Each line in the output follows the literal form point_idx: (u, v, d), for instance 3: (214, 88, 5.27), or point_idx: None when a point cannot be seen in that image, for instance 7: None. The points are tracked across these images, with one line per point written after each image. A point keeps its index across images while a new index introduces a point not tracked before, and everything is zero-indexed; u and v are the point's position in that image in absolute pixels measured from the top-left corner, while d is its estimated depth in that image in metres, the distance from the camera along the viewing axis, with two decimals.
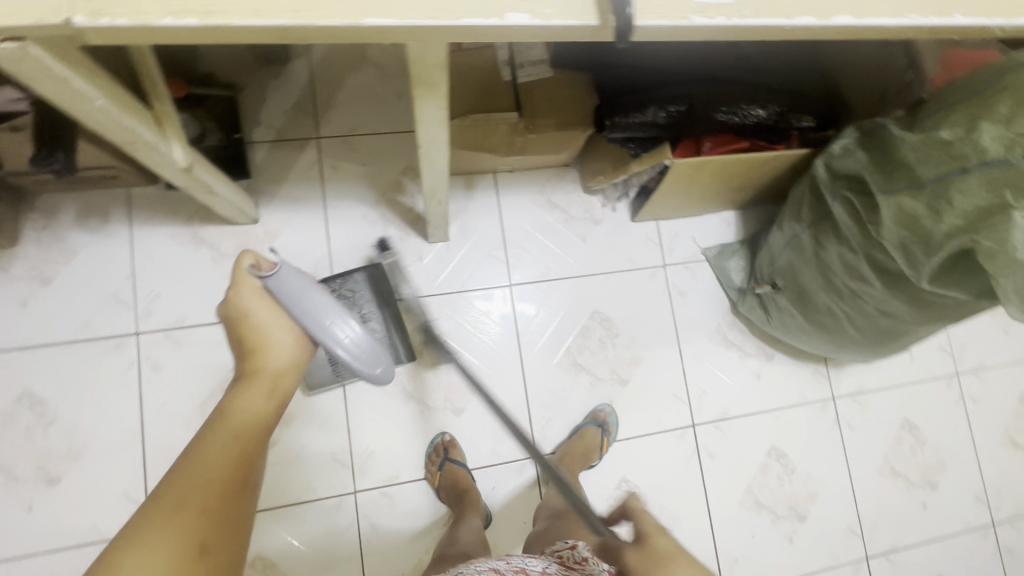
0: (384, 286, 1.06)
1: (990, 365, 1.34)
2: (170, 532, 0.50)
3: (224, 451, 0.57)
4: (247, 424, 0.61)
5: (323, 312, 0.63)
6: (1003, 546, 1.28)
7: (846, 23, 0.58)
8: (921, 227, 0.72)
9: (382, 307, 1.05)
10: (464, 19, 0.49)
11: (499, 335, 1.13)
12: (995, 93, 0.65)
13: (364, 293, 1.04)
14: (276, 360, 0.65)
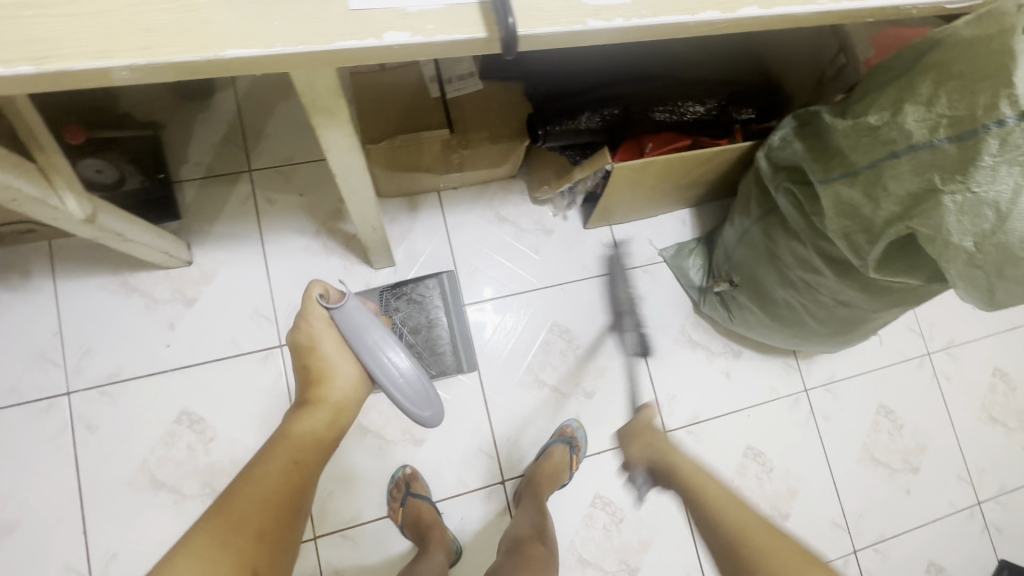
0: (452, 294, 1.08)
1: (960, 341, 1.32)
2: (233, 534, 0.54)
3: (287, 469, 0.63)
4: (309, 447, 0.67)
5: (378, 345, 0.66)
6: (991, 524, 1.26)
7: (752, 15, 0.56)
8: (858, 215, 0.70)
9: (448, 314, 1.07)
10: (338, 43, 0.46)
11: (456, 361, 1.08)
12: (918, 75, 0.63)
13: (434, 300, 1.06)
14: (340, 388, 0.72)
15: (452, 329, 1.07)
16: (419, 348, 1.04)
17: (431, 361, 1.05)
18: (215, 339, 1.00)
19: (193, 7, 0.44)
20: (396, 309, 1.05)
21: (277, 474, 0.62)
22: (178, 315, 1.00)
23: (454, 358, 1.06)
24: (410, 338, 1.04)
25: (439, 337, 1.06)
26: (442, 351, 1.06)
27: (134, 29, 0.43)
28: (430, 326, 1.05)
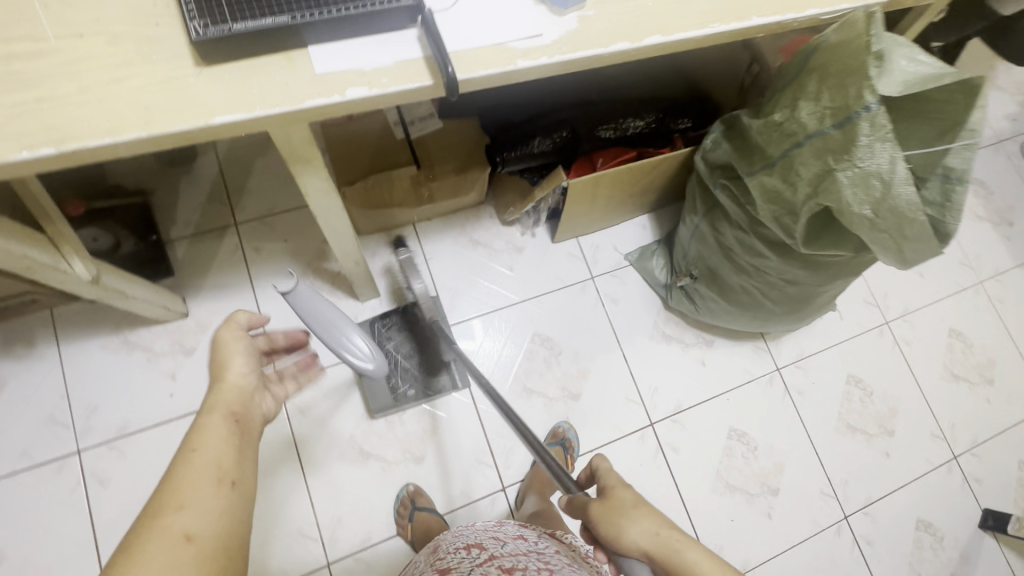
0: (438, 318, 1.16)
1: (914, 308, 1.42)
2: (159, 542, 0.47)
3: (193, 455, 0.55)
4: (214, 426, 0.58)
5: (340, 328, 0.74)
6: (970, 476, 1.32)
7: (657, 42, 0.66)
8: (780, 199, 0.79)
9: (437, 337, 1.14)
10: (307, 102, 0.55)
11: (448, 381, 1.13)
12: (806, 76, 0.74)
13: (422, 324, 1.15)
14: (231, 381, 0.64)
15: (444, 349, 1.14)
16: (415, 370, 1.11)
17: (427, 382, 1.11)
18: None
19: (184, 85, 0.53)
20: (390, 336, 1.13)
21: (187, 468, 0.53)
22: (179, 365, 1.05)
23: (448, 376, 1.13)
24: (406, 362, 1.12)
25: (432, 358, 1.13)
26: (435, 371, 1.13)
27: (136, 108, 0.52)
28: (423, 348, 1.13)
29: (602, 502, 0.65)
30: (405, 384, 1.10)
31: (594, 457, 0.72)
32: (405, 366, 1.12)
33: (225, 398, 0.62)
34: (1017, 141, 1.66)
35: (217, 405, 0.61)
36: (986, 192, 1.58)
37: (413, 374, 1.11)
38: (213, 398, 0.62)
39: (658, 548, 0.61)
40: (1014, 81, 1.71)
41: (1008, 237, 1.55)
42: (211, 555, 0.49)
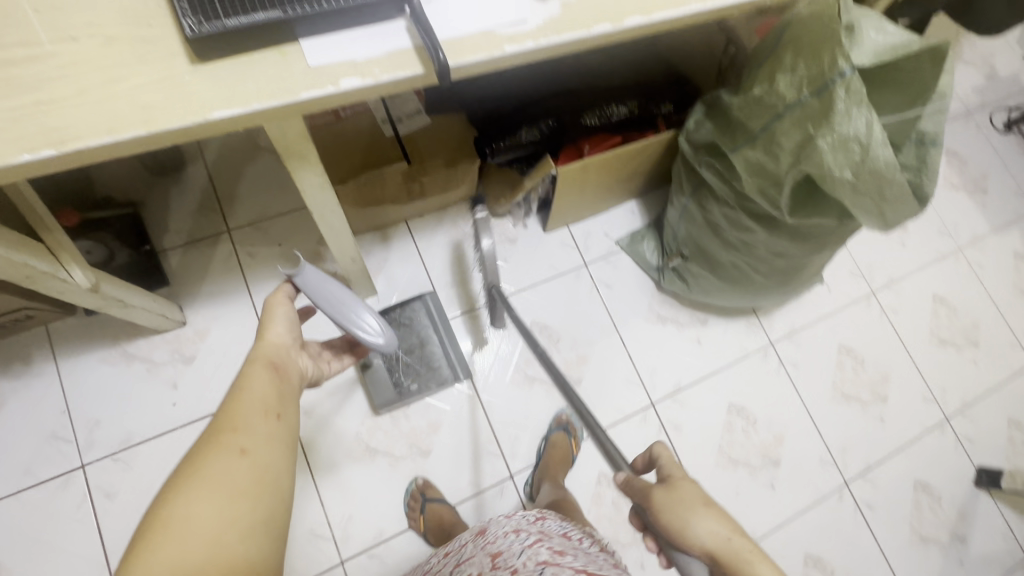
0: (438, 313, 1.18)
1: (899, 277, 1.46)
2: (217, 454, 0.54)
3: (243, 392, 0.61)
4: (260, 369, 0.64)
5: (341, 299, 0.73)
6: (962, 437, 1.36)
7: (638, 23, 0.68)
8: (764, 171, 0.82)
9: (437, 331, 1.17)
10: (303, 94, 0.56)
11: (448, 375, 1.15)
12: (782, 50, 0.77)
13: (421, 319, 1.17)
14: (272, 337, 0.68)
15: (442, 343, 1.16)
16: (416, 365, 1.14)
17: (429, 376, 1.14)
18: (218, 390, 1.05)
19: (180, 83, 0.54)
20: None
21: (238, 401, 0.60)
22: (179, 374, 1.05)
23: (450, 369, 1.15)
24: (406, 357, 1.14)
25: (431, 353, 1.16)
26: (437, 365, 1.15)
27: (134, 107, 0.52)
28: (422, 344, 1.15)
29: (665, 491, 0.61)
30: (407, 379, 1.13)
31: (657, 443, 0.68)
32: (406, 361, 1.14)
33: (268, 348, 0.67)
34: (986, 111, 1.72)
35: (259, 355, 0.66)
36: (959, 162, 1.64)
37: (416, 370, 1.13)
38: (258, 348, 0.67)
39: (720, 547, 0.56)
40: (978, 55, 1.77)
41: (983, 204, 1.60)
42: (261, 468, 0.55)
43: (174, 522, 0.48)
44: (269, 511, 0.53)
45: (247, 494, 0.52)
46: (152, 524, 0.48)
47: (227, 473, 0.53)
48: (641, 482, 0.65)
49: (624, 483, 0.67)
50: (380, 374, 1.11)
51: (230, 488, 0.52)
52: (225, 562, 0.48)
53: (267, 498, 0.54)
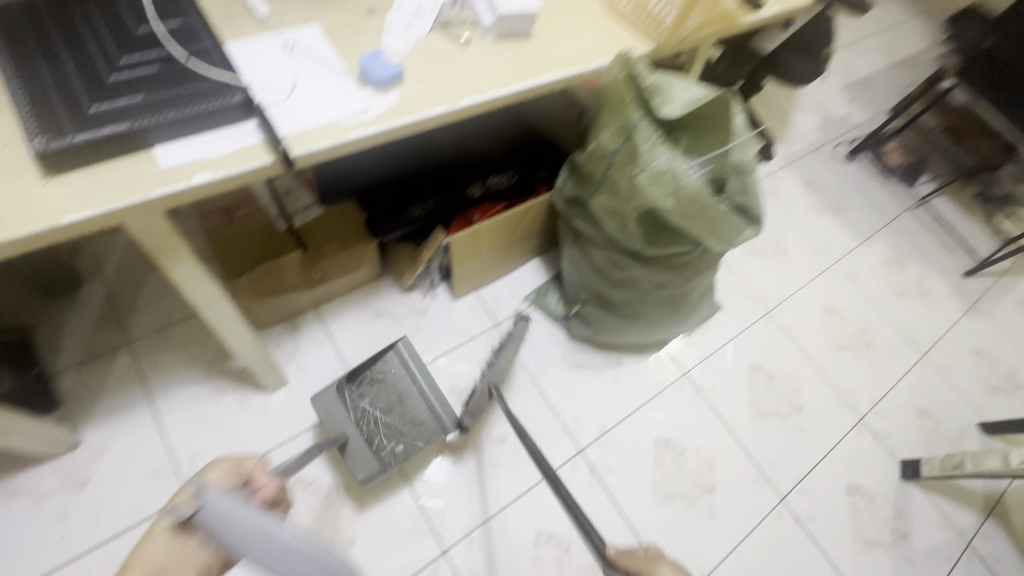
0: (414, 361, 1.09)
1: (788, 295, 1.60)
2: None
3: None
4: None
5: (227, 513, 0.50)
6: (880, 434, 1.43)
7: (470, 103, 0.80)
8: (620, 210, 0.93)
9: (416, 382, 1.08)
10: (155, 192, 0.61)
11: (425, 428, 1.08)
12: (600, 113, 0.91)
13: (397, 374, 1.09)
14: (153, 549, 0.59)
15: (421, 394, 1.09)
16: (398, 423, 1.08)
17: (415, 434, 1.07)
18: (116, 515, 0.98)
19: (31, 195, 0.58)
20: (362, 395, 1.08)
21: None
22: (71, 501, 0.98)
23: (435, 424, 1.08)
24: (385, 417, 1.07)
25: (412, 406, 1.09)
26: (420, 420, 1.08)
27: None
28: (402, 398, 1.09)
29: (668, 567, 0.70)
30: (390, 442, 1.06)
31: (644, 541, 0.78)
32: (387, 421, 1.07)
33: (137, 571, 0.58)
34: (830, 146, 2.00)
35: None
36: (818, 190, 1.87)
37: (399, 429, 1.07)
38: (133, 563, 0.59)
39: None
40: (812, 103, 2.10)
41: (846, 222, 1.82)
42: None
43: None
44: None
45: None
46: None
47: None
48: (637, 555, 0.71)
49: (616, 553, 0.71)
50: (357, 443, 1.05)
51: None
52: None
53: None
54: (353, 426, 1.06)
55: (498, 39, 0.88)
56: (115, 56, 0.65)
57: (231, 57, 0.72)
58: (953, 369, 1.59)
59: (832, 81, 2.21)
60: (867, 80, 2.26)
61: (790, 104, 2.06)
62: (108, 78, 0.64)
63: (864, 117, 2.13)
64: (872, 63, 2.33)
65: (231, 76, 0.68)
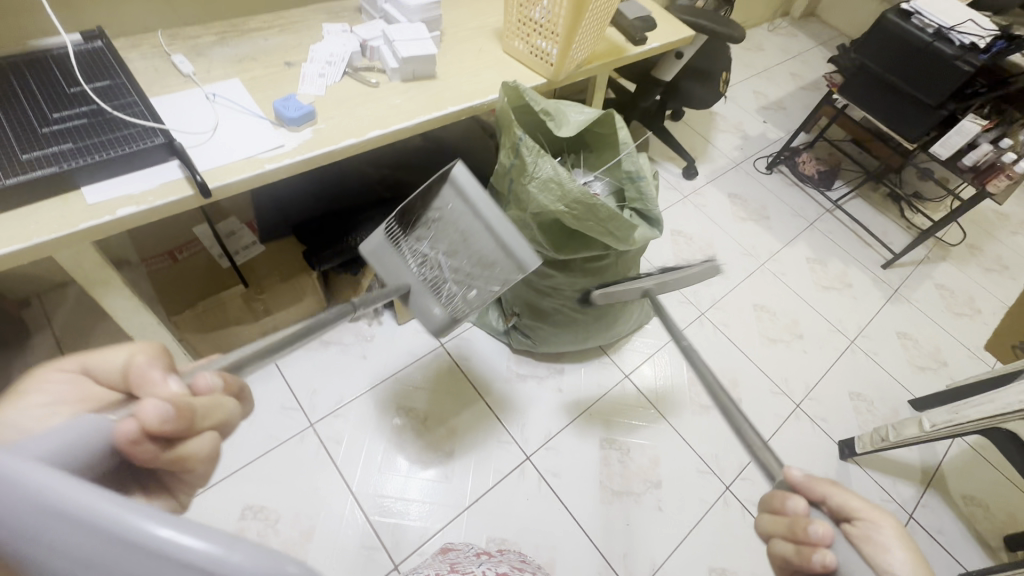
0: (470, 190, 0.83)
1: (720, 297, 1.71)
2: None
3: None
4: None
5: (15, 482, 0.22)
6: (816, 418, 1.50)
7: (378, 134, 0.90)
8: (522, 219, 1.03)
9: (477, 216, 0.84)
10: (81, 225, 0.68)
11: (499, 269, 0.84)
12: (499, 136, 1.03)
13: (454, 209, 0.86)
14: None
15: (488, 228, 0.83)
16: (467, 266, 0.87)
17: (490, 275, 0.85)
18: None
19: None
20: (421, 240, 0.90)
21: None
22: None
23: (509, 260, 0.83)
24: (450, 260, 0.88)
25: (480, 245, 0.85)
26: (489, 261, 0.85)
27: None
28: (466, 237, 0.86)
29: (894, 527, 0.56)
30: (460, 288, 0.87)
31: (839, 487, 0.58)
32: (455, 266, 0.87)
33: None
34: (749, 161, 2.18)
35: None
36: (741, 200, 2.02)
37: (469, 274, 0.87)
38: None
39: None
40: (730, 125, 2.30)
41: (770, 227, 1.96)
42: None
43: None
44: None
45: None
46: None
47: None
48: (844, 492, 0.57)
49: (803, 480, 0.59)
50: (416, 292, 0.84)
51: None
52: None
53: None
54: (415, 271, 0.86)
55: (405, 80, 1.00)
56: (48, 112, 0.74)
57: (155, 108, 0.81)
58: (881, 353, 1.69)
59: (747, 105, 2.42)
60: (779, 102, 2.48)
61: (709, 128, 2.26)
62: (40, 130, 0.72)
63: (779, 134, 2.33)
64: (782, 87, 2.57)
65: (152, 122, 0.76)
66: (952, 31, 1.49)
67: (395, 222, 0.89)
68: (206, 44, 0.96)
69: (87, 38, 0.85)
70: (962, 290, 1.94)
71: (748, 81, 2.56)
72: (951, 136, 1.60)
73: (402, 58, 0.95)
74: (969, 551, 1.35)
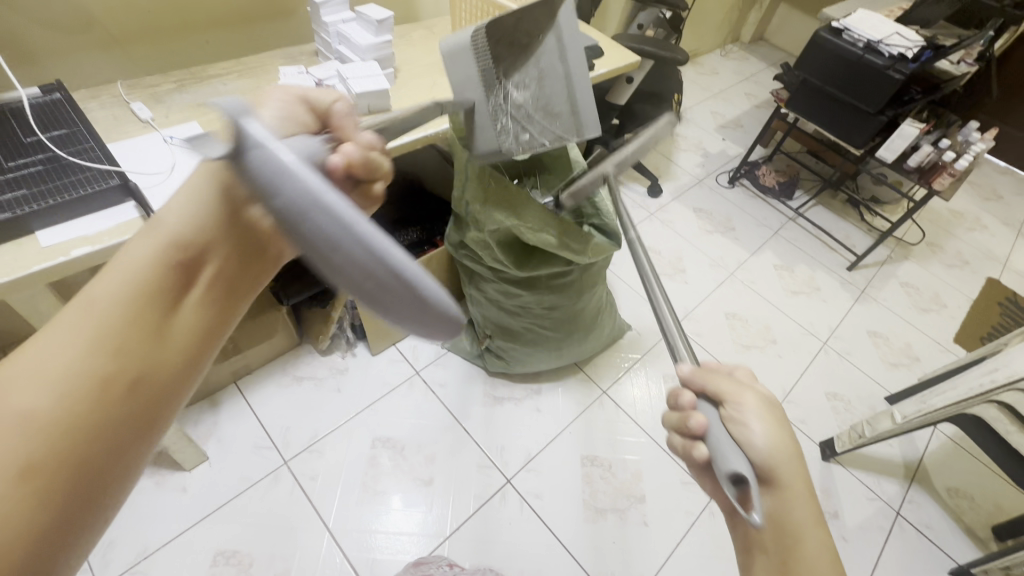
0: (564, 44, 0.82)
1: (692, 308, 1.74)
2: (53, 385, 0.38)
3: (124, 268, 0.45)
4: (141, 250, 0.46)
5: None
6: (795, 420, 1.51)
7: None
8: (467, 176, 0.99)
9: (561, 63, 0.83)
10: (34, 267, 0.69)
11: (553, 122, 0.86)
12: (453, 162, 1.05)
13: (546, 44, 0.83)
14: (189, 206, 0.48)
15: (569, 80, 0.84)
16: (530, 107, 0.84)
17: (550, 124, 0.85)
18: None
19: None
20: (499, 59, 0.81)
21: (85, 303, 0.43)
22: None
23: (573, 120, 0.86)
24: (519, 94, 0.83)
25: (552, 91, 0.84)
26: (553, 111, 0.85)
27: None
28: (542, 77, 0.83)
29: (758, 402, 0.56)
30: (517, 123, 0.83)
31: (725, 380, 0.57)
32: (518, 101, 0.83)
33: (175, 208, 0.48)
34: (711, 176, 2.26)
35: (169, 225, 0.47)
36: (705, 214, 2.09)
37: (531, 113, 0.84)
38: (171, 217, 0.48)
39: (787, 493, 0.55)
40: (691, 144, 2.40)
41: (736, 238, 2.02)
42: (66, 422, 0.38)
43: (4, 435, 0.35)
44: (55, 573, 0.36)
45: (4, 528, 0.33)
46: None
47: (61, 389, 0.38)
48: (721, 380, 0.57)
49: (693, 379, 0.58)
50: (480, 110, 0.79)
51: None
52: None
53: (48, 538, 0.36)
54: (486, 95, 0.79)
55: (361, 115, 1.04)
56: (4, 161, 0.76)
57: (112, 152, 0.84)
58: (854, 353, 1.72)
59: (706, 125, 2.53)
60: (736, 121, 2.59)
61: (670, 148, 2.35)
62: None
63: (738, 150, 2.42)
64: (739, 106, 2.70)
65: (108, 165, 0.78)
66: (881, 44, 1.58)
67: (484, 34, 0.74)
68: (165, 91, 1.00)
69: (45, 91, 0.88)
70: (926, 287, 2.00)
71: (706, 103, 2.68)
72: (894, 139, 1.68)
73: (355, 93, 0.99)
74: (959, 543, 1.34)
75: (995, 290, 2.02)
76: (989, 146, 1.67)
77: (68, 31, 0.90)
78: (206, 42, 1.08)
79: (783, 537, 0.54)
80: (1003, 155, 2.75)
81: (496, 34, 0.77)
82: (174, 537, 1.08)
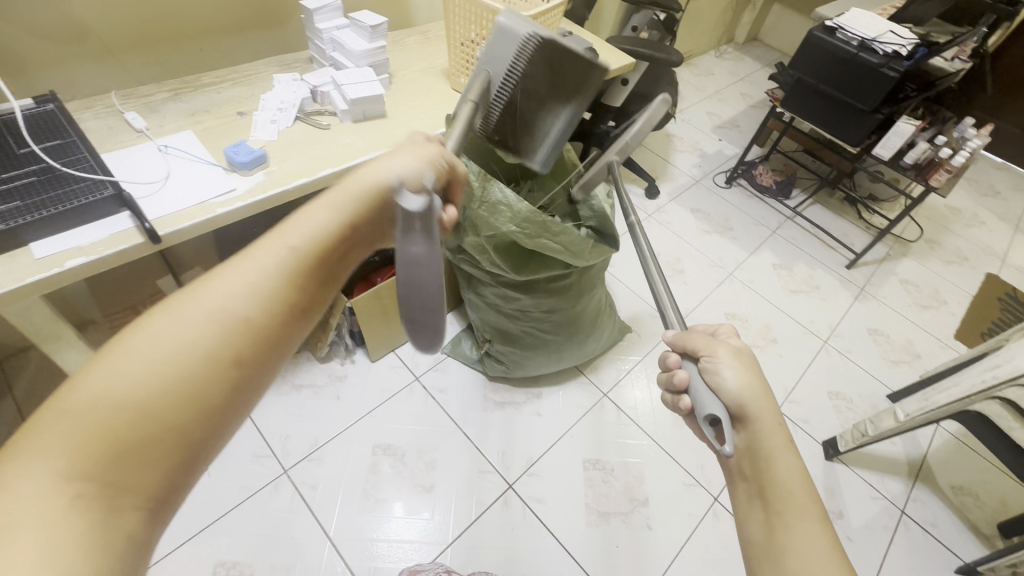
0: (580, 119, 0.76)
1: (692, 309, 1.74)
2: (263, 302, 0.48)
3: (317, 225, 0.55)
4: (326, 216, 0.56)
5: None
6: (797, 419, 1.51)
7: (330, 172, 0.93)
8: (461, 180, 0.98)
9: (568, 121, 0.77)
10: (28, 278, 0.69)
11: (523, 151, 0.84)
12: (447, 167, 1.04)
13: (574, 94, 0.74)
14: (368, 187, 0.59)
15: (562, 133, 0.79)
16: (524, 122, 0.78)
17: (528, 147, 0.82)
18: None
19: None
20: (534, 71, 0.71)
21: (287, 244, 0.52)
22: None
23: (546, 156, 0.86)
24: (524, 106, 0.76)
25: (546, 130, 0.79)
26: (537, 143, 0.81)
27: None
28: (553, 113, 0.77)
29: (730, 351, 0.58)
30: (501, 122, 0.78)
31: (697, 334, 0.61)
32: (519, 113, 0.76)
33: (359, 190, 0.59)
34: (708, 177, 2.26)
35: (350, 197, 0.58)
36: (703, 214, 2.09)
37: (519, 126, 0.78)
38: (356, 193, 0.58)
39: (758, 424, 0.56)
40: (687, 145, 2.40)
41: (735, 238, 2.01)
42: (266, 335, 0.47)
43: (223, 328, 0.45)
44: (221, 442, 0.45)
45: (204, 406, 0.42)
46: (187, 324, 0.43)
47: (264, 308, 0.48)
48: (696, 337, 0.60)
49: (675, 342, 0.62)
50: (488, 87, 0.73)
51: (179, 385, 0.41)
52: (202, 397, 0.42)
53: (221, 426, 0.44)
54: (500, 88, 0.71)
55: (356, 121, 1.04)
56: None
57: (105, 162, 0.83)
58: (855, 351, 1.71)
59: (702, 125, 2.53)
60: (732, 121, 2.60)
61: (666, 150, 2.35)
62: None
63: (735, 150, 2.43)
64: (734, 107, 2.70)
65: (102, 174, 0.78)
66: (875, 42, 1.58)
67: (537, 49, 0.66)
68: (159, 100, 0.99)
69: (38, 102, 0.87)
70: (926, 284, 2.00)
71: (702, 104, 2.68)
72: (890, 137, 1.68)
73: (350, 100, 0.99)
74: (966, 542, 1.33)
75: (994, 287, 2.02)
76: (985, 141, 1.68)
77: (61, 41, 0.90)
78: (200, 50, 1.08)
79: (756, 461, 0.54)
80: (999, 151, 2.76)
81: (548, 59, 0.67)
82: (172, 550, 1.07)
